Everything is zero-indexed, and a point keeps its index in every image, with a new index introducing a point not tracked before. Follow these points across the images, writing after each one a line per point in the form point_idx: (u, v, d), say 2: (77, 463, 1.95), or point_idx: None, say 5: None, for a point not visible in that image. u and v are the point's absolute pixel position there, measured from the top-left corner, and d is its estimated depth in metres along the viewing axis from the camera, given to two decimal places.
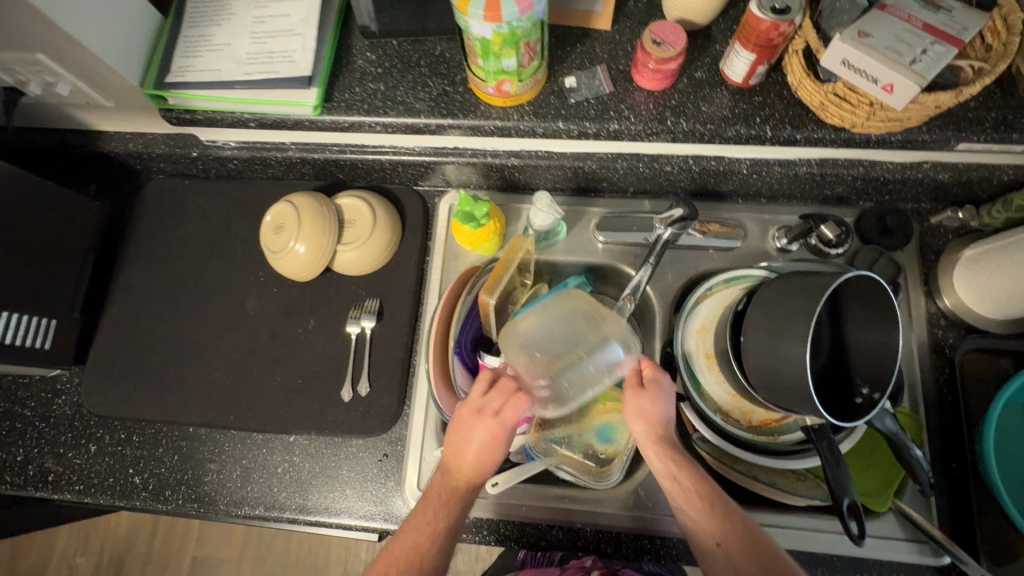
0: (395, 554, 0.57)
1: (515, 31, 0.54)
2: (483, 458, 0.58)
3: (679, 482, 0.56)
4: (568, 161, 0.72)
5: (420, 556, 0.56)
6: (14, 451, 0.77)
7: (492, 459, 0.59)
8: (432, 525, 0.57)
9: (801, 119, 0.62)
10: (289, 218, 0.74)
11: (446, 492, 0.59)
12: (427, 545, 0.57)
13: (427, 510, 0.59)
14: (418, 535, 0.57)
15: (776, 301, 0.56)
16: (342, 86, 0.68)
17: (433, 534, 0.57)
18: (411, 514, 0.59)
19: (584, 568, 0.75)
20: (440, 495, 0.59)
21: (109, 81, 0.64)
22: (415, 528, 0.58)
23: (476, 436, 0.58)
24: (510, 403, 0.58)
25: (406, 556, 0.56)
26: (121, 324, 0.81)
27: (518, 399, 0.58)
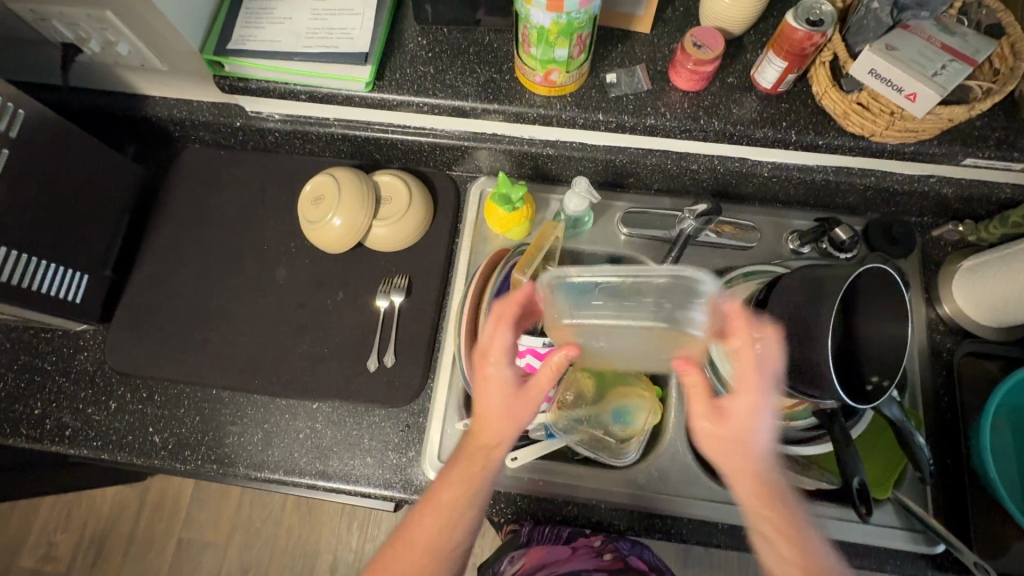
0: (418, 539, 0.58)
1: (573, 22, 0.58)
2: (509, 419, 0.56)
3: (780, 552, 0.51)
4: (601, 154, 0.76)
5: (440, 541, 0.58)
6: (31, 405, 0.77)
7: (518, 422, 0.56)
8: (455, 509, 0.58)
9: (824, 127, 0.67)
10: (329, 190, 0.76)
11: (476, 460, 0.58)
12: (456, 516, 0.58)
13: (457, 482, 0.58)
14: (449, 507, 0.58)
15: (797, 290, 0.61)
16: (393, 66, 0.71)
17: (461, 508, 0.58)
18: (431, 493, 0.59)
19: (593, 548, 0.84)
20: (465, 475, 0.58)
21: (171, 44, 0.67)
22: (435, 511, 0.58)
23: (479, 382, 0.57)
24: (495, 336, 0.55)
25: (427, 539, 0.58)
26: (150, 286, 0.82)
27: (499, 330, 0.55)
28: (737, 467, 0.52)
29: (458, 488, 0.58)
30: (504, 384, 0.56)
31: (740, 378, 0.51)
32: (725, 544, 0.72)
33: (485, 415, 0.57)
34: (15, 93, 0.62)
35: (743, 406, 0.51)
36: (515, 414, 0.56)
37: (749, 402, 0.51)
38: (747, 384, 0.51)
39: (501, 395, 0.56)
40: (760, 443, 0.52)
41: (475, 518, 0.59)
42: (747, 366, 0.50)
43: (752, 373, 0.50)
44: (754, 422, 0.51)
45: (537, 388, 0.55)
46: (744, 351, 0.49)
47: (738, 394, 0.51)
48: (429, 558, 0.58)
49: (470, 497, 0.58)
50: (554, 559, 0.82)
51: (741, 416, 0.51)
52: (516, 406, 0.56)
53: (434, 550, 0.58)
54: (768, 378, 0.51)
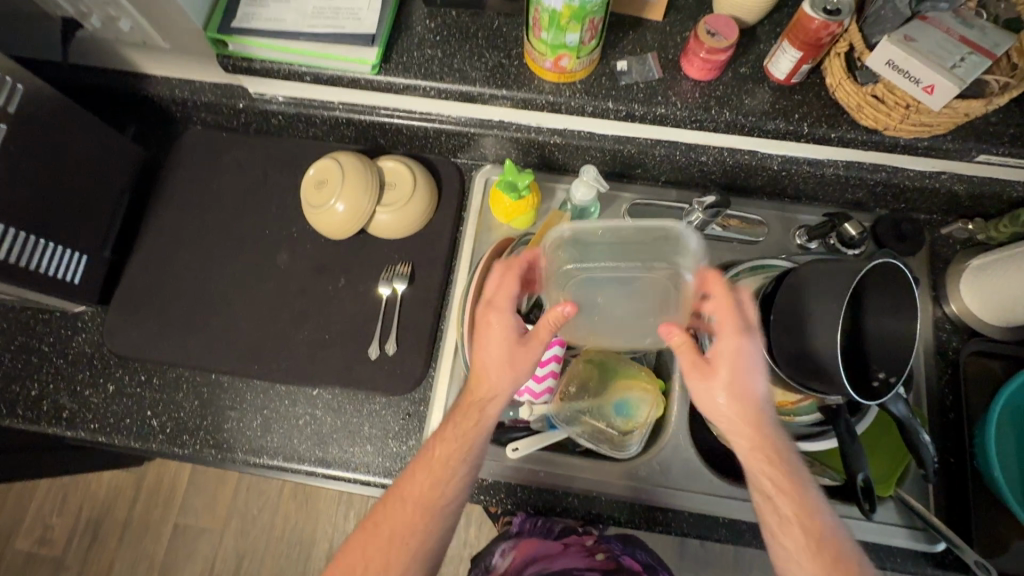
0: (409, 495, 0.58)
1: (585, 6, 0.56)
2: (507, 368, 0.58)
3: (773, 489, 0.56)
4: (609, 144, 0.75)
5: (432, 497, 0.58)
6: (27, 386, 0.76)
7: (517, 373, 0.59)
8: (448, 464, 0.58)
9: (837, 119, 0.66)
10: (333, 174, 0.75)
11: (470, 414, 0.59)
12: (449, 473, 0.58)
13: (452, 436, 0.59)
14: (441, 464, 0.58)
15: (806, 284, 0.60)
16: (401, 49, 0.70)
17: (454, 465, 0.58)
18: (423, 452, 0.60)
19: (585, 547, 0.85)
20: (460, 426, 0.59)
21: (174, 21, 0.65)
22: (427, 466, 0.58)
23: (480, 335, 0.60)
24: (501, 286, 0.60)
25: (419, 495, 0.58)
26: (149, 268, 0.81)
27: (505, 282, 0.60)
28: (727, 413, 0.57)
29: (452, 442, 0.59)
30: (506, 333, 0.59)
31: (721, 327, 0.57)
32: (724, 538, 0.72)
33: (484, 364, 0.59)
34: (15, 67, 0.61)
35: (734, 359, 0.57)
36: (513, 364, 0.58)
37: (732, 351, 0.57)
38: (729, 332, 0.57)
39: (500, 346, 0.59)
40: (747, 390, 0.57)
41: (469, 474, 0.59)
42: (726, 314, 0.57)
43: (732, 321, 0.57)
44: (740, 370, 0.57)
45: (536, 339, 0.58)
46: (721, 303, 0.58)
47: (722, 343, 0.57)
48: (421, 515, 0.57)
49: (462, 454, 0.58)
50: (546, 554, 0.83)
51: (727, 365, 0.57)
52: (515, 355, 0.58)
53: (426, 506, 0.57)
54: (747, 327, 0.57)
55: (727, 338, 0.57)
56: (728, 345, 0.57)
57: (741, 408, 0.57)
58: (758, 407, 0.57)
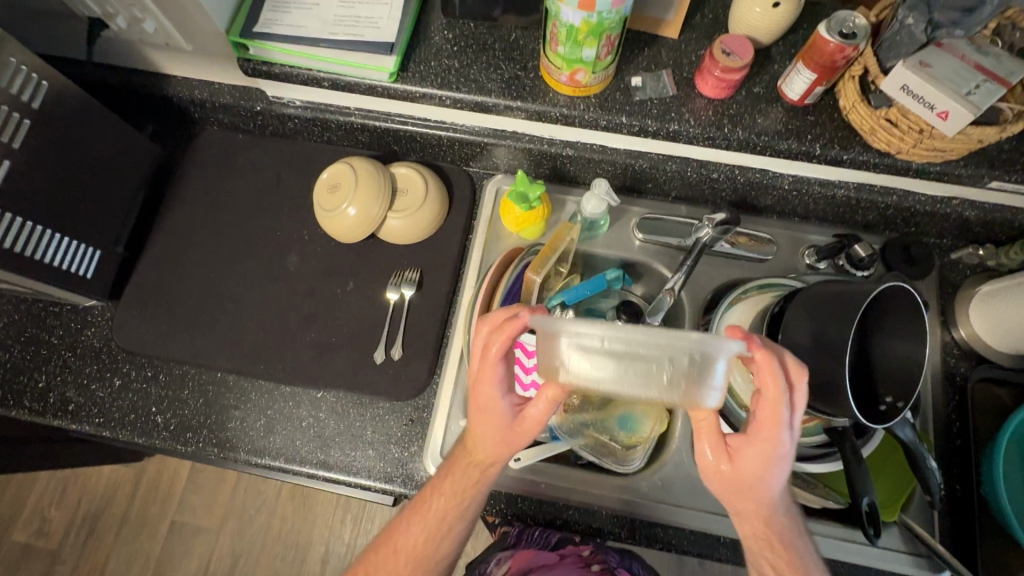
0: (407, 538, 0.63)
1: (603, 22, 0.57)
2: (503, 444, 0.58)
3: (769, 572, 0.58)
4: (621, 157, 0.75)
5: (426, 552, 0.63)
6: (35, 377, 0.77)
7: (512, 448, 0.58)
8: (444, 526, 0.62)
9: (849, 142, 0.66)
10: (346, 178, 0.76)
11: (463, 478, 0.61)
12: (443, 532, 0.62)
13: (447, 500, 0.61)
14: (435, 524, 0.62)
15: (815, 305, 0.60)
16: (418, 59, 0.71)
17: (448, 525, 0.62)
18: (423, 501, 0.63)
19: (582, 558, 0.86)
20: (457, 489, 0.61)
21: (198, 24, 0.67)
22: (425, 516, 0.62)
23: (474, 409, 0.59)
24: (488, 367, 0.56)
25: (415, 539, 0.63)
26: (160, 265, 0.82)
27: (490, 364, 0.56)
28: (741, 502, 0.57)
29: (450, 501, 0.61)
30: (502, 413, 0.58)
31: (757, 426, 0.53)
32: (725, 557, 0.71)
33: (479, 437, 0.59)
34: (41, 63, 0.62)
35: (763, 457, 0.54)
36: (507, 442, 0.58)
37: (761, 449, 0.53)
38: (766, 435, 0.53)
39: (496, 426, 0.58)
40: (767, 484, 0.55)
41: (462, 528, 0.62)
42: (767, 415, 0.52)
43: (772, 423, 0.52)
44: (766, 468, 0.54)
45: (529, 422, 0.56)
46: (765, 404, 0.51)
47: (753, 440, 0.53)
48: (416, 558, 0.63)
49: (457, 513, 0.61)
50: (543, 564, 0.83)
51: (753, 461, 0.54)
52: (509, 434, 0.58)
53: (421, 553, 0.63)
54: (787, 425, 0.52)
55: (761, 438, 0.53)
56: (760, 445, 0.53)
57: (756, 500, 0.56)
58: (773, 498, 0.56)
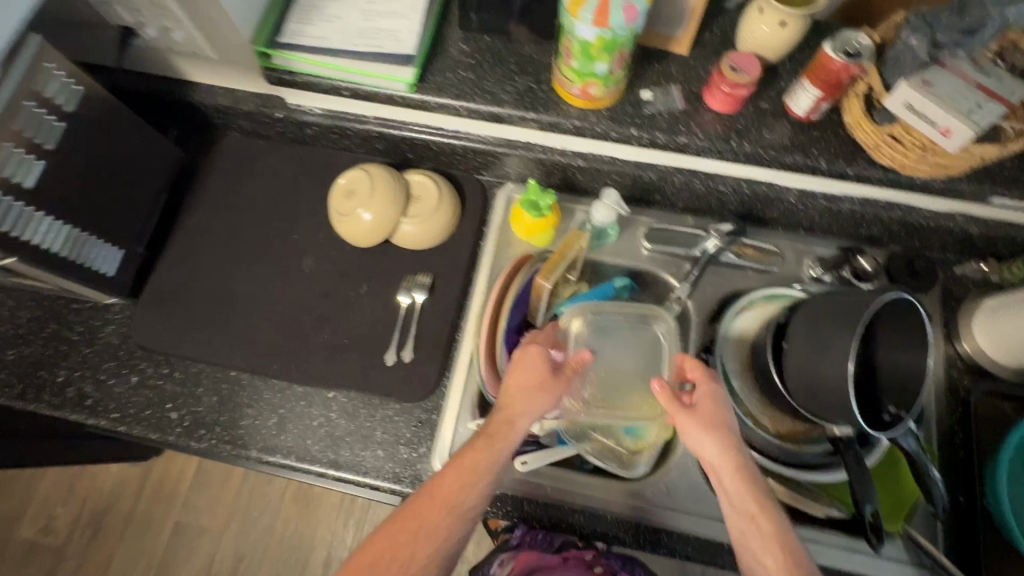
0: (439, 495, 0.57)
1: (617, 38, 0.59)
2: (542, 391, 0.62)
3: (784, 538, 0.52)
4: (632, 169, 0.76)
5: (453, 499, 0.57)
6: (55, 372, 0.79)
7: (551, 396, 0.63)
8: (477, 470, 0.58)
9: (854, 157, 0.69)
10: (362, 184, 0.78)
11: (496, 426, 0.60)
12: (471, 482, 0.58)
13: (479, 447, 0.59)
14: (460, 474, 0.58)
15: (821, 315, 0.61)
16: (435, 70, 0.74)
17: (477, 475, 0.58)
18: (456, 455, 0.59)
19: (585, 561, 0.86)
20: (490, 437, 0.60)
21: (226, 34, 0.69)
22: (460, 466, 0.58)
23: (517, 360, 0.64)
24: (536, 335, 0.68)
25: (448, 494, 0.57)
26: (179, 265, 0.84)
27: (537, 328, 0.68)
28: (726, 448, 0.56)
29: (483, 449, 0.59)
30: (541, 361, 0.64)
31: (697, 374, 0.62)
32: (729, 564, 0.72)
33: (514, 384, 0.63)
34: (76, 70, 0.64)
35: (716, 402, 0.60)
36: (549, 386, 0.63)
37: (709, 392, 0.61)
38: (704, 381, 0.61)
39: (537, 370, 0.63)
40: (734, 427, 0.59)
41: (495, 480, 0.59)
42: (700, 364, 0.63)
43: (708, 372, 0.62)
44: (722, 410, 0.59)
45: (571, 365, 0.64)
46: (697, 356, 0.63)
47: (699, 386, 0.61)
48: (448, 515, 0.57)
49: (492, 460, 0.59)
50: (546, 564, 0.83)
51: (707, 404, 0.59)
52: (550, 379, 0.63)
53: (454, 508, 0.57)
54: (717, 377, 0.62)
55: (701, 382, 0.61)
56: (704, 388, 0.61)
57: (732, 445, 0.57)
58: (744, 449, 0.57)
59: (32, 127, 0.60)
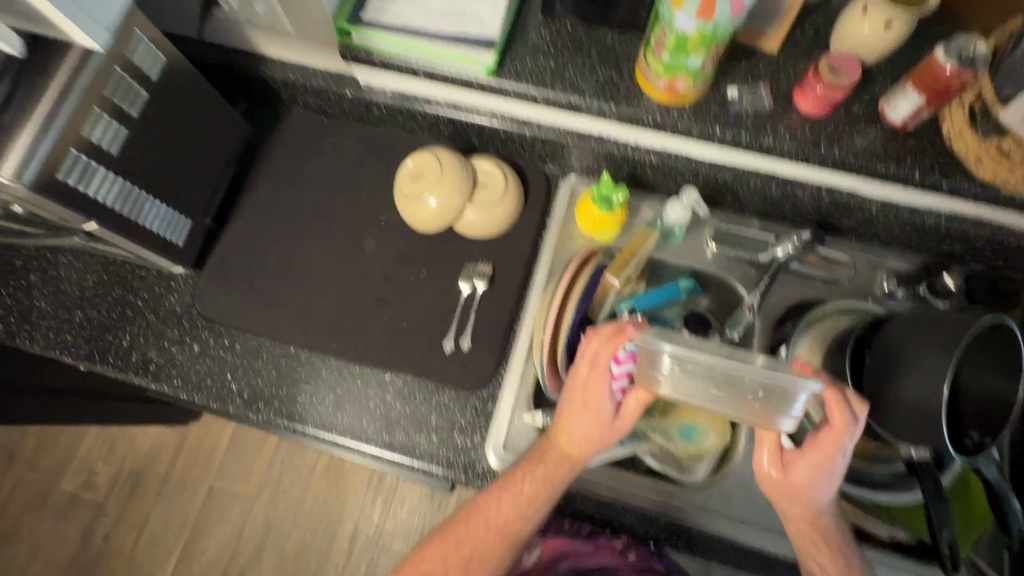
0: (493, 519, 0.65)
1: (718, 32, 0.57)
2: (596, 437, 0.63)
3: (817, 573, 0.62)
4: (705, 169, 0.73)
5: (510, 526, 0.65)
6: (120, 335, 0.80)
7: (603, 443, 0.64)
8: (531, 503, 0.64)
9: (950, 169, 0.66)
10: (431, 168, 0.77)
11: (550, 464, 0.64)
12: (524, 514, 0.65)
13: (534, 487, 0.64)
14: (514, 505, 0.65)
15: (908, 330, 0.59)
16: (515, 56, 0.72)
17: (529, 507, 0.64)
18: (511, 484, 0.65)
19: (616, 548, 0.86)
20: (547, 475, 0.64)
21: (308, 9, 0.69)
22: (514, 498, 0.65)
23: (577, 409, 0.63)
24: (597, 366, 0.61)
25: (500, 519, 0.65)
26: (242, 238, 0.84)
27: (602, 367, 0.60)
28: (790, 502, 0.61)
29: (539, 489, 0.64)
30: (598, 411, 0.62)
31: (812, 445, 0.58)
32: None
33: (574, 430, 0.63)
34: (160, 37, 0.64)
35: (814, 474, 0.59)
36: (601, 434, 0.63)
37: (814, 464, 0.58)
38: (822, 453, 0.58)
39: (594, 419, 0.63)
40: (818, 494, 0.60)
41: (544, 512, 0.66)
42: (827, 443, 0.57)
43: (831, 449, 0.57)
44: (818, 479, 0.59)
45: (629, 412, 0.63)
46: (828, 431, 0.56)
47: (807, 456, 0.58)
48: (499, 536, 0.66)
49: (546, 498, 0.65)
50: (577, 551, 0.85)
51: (806, 472, 0.59)
52: (603, 425, 0.63)
53: (505, 532, 0.65)
54: (842, 453, 0.57)
55: (813, 451, 0.58)
56: (811, 457, 0.58)
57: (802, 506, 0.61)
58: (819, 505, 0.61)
59: (120, 92, 0.60)
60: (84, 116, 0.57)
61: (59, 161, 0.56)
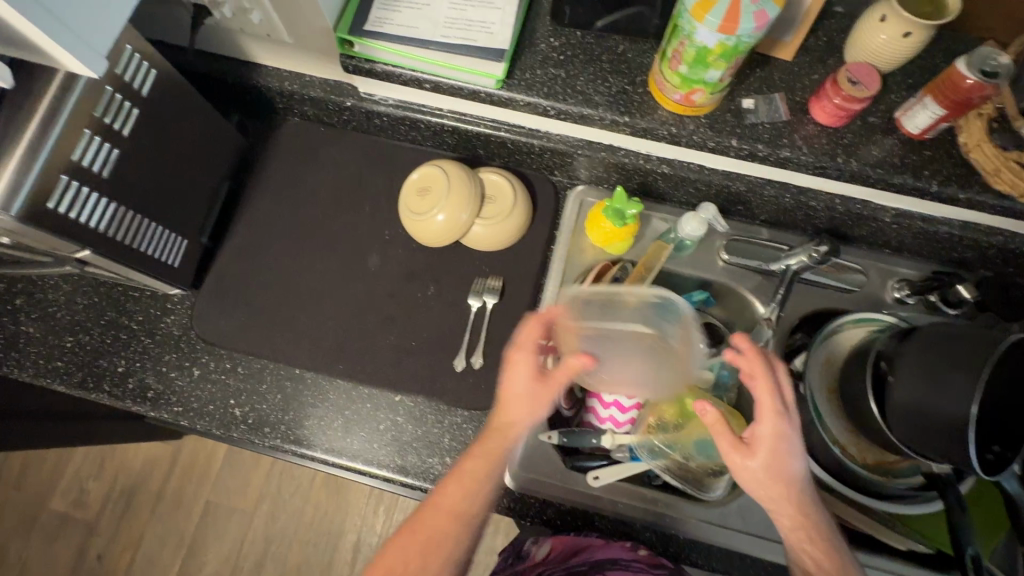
0: (444, 504, 0.57)
1: (739, 46, 0.55)
2: (531, 403, 0.59)
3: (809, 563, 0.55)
4: (718, 179, 0.74)
5: (461, 510, 0.57)
6: (115, 361, 0.77)
7: (538, 408, 0.59)
8: (477, 478, 0.57)
9: (967, 180, 0.65)
10: (438, 182, 0.75)
11: (493, 438, 0.59)
12: (471, 496, 0.57)
13: (477, 465, 0.58)
14: (459, 488, 0.57)
15: (935, 347, 0.59)
16: (524, 67, 0.70)
17: (475, 486, 0.57)
18: (457, 464, 0.59)
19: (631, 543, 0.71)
20: (488, 448, 0.59)
21: (308, 19, 0.65)
22: (461, 479, 0.58)
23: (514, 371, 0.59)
24: (531, 331, 0.60)
25: (452, 507, 0.57)
26: (240, 256, 0.81)
27: (536, 328, 0.60)
28: (772, 480, 0.54)
29: (483, 460, 0.58)
30: (528, 372, 0.59)
31: (760, 411, 0.55)
32: None
33: (508, 395, 0.60)
34: (151, 51, 0.60)
35: (777, 446, 0.54)
36: (536, 399, 0.59)
37: (771, 431, 0.54)
38: (769, 419, 0.54)
39: (526, 382, 0.59)
40: (790, 468, 0.55)
41: (493, 491, 0.58)
42: (767, 396, 0.54)
43: (773, 410, 0.54)
44: (782, 451, 0.54)
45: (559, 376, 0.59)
46: (761, 392, 0.55)
47: (762, 425, 0.54)
48: (454, 528, 0.57)
49: (492, 470, 0.58)
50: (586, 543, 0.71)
51: (767, 444, 0.54)
52: (538, 391, 0.59)
53: (458, 521, 0.57)
54: (785, 410, 0.55)
55: (766, 419, 0.54)
56: (766, 425, 0.54)
57: (778, 488, 0.55)
58: (796, 484, 0.55)
59: (111, 112, 0.57)
60: (73, 138, 0.54)
61: (49, 189, 0.53)
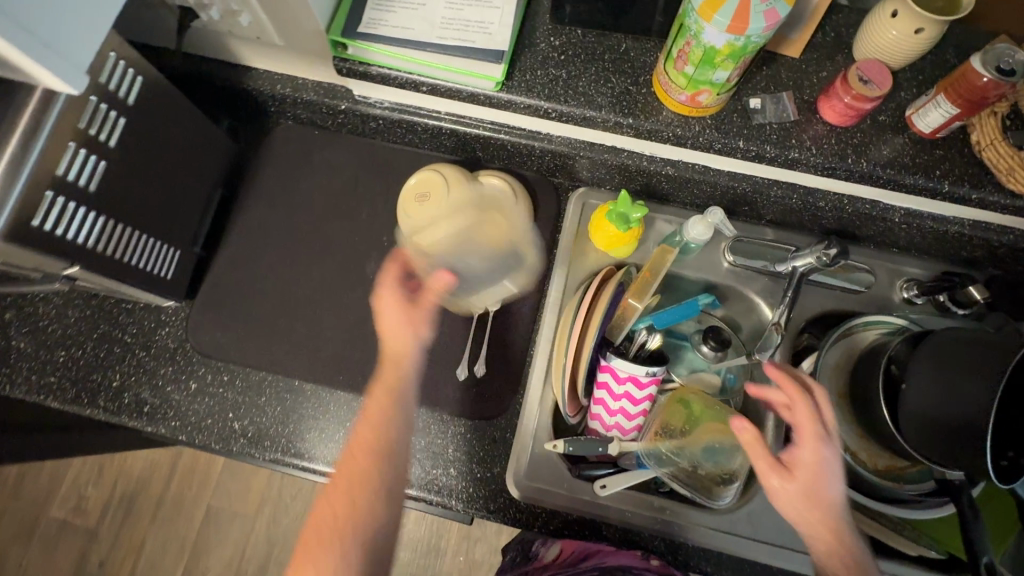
0: (360, 444, 0.58)
1: (748, 46, 0.53)
2: (411, 325, 0.63)
3: None
4: (724, 180, 0.72)
5: (379, 446, 0.58)
6: (110, 375, 0.75)
7: (419, 331, 0.64)
8: (385, 413, 0.59)
9: (980, 180, 0.63)
10: (438, 188, 0.73)
11: (389, 371, 0.62)
12: (383, 430, 0.59)
13: (379, 400, 0.60)
14: (372, 427, 0.59)
15: (949, 352, 0.57)
16: (524, 68, 0.68)
17: (387, 420, 0.59)
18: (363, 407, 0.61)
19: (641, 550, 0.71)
20: (385, 381, 0.61)
21: (299, 22, 0.63)
22: (370, 417, 0.59)
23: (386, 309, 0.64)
24: (394, 273, 0.65)
25: (370, 444, 0.58)
26: (235, 265, 0.79)
27: (395, 267, 0.65)
28: (809, 503, 0.55)
29: (385, 392, 0.61)
30: (395, 301, 0.64)
31: (800, 433, 0.57)
32: None
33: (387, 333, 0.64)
34: (136, 57, 0.58)
35: (817, 470, 0.55)
36: (411, 322, 0.63)
37: (812, 454, 0.56)
38: (809, 442, 0.56)
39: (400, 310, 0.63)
40: (829, 492, 0.55)
41: (407, 421, 0.61)
42: (807, 419, 0.56)
43: (814, 434, 0.56)
44: (821, 474, 0.55)
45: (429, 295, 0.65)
46: (801, 415, 0.57)
47: (802, 447, 0.56)
48: (377, 467, 0.58)
49: (398, 398, 0.61)
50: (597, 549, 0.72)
51: (807, 466, 0.55)
52: (410, 313, 0.63)
53: (377, 457, 0.58)
54: (825, 435, 0.57)
55: (805, 441, 0.56)
56: (806, 447, 0.56)
57: (817, 510, 0.55)
58: (834, 510, 0.55)
59: (96, 123, 0.55)
60: (57, 152, 0.51)
61: (33, 206, 0.51)
